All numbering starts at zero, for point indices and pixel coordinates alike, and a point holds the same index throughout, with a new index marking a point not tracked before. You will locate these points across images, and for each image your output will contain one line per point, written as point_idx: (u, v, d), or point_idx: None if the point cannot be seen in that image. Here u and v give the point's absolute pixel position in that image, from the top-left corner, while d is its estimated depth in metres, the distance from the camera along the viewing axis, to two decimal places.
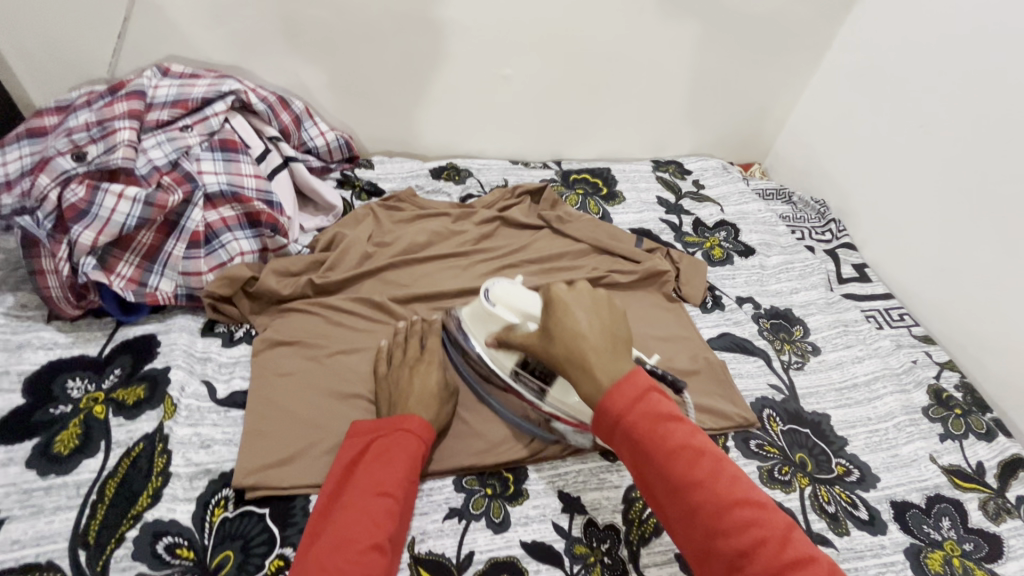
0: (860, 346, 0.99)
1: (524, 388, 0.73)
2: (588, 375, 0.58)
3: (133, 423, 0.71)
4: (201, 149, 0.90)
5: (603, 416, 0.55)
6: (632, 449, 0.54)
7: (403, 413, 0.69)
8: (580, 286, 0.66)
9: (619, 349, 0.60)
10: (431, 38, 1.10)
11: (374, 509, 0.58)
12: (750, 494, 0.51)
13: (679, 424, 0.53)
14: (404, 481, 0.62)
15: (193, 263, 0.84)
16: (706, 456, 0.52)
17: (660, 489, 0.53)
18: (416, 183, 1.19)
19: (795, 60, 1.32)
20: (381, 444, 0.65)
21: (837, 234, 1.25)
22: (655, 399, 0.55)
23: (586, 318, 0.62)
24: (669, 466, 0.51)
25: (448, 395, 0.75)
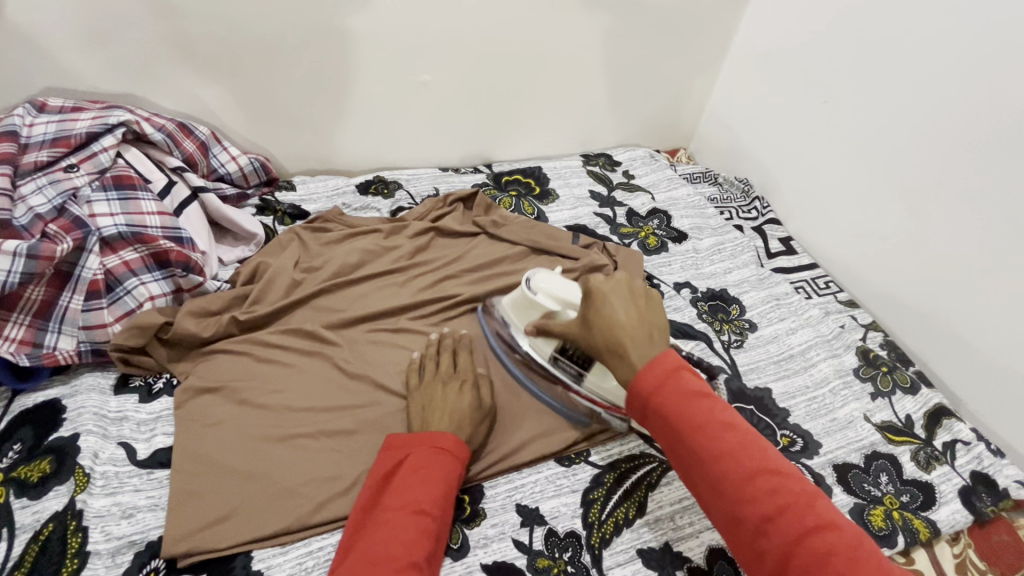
0: (793, 318, 1.03)
1: (563, 373, 0.76)
2: (626, 360, 0.59)
3: (40, 502, 0.63)
4: (92, 189, 0.82)
5: (636, 390, 0.56)
6: (663, 424, 0.54)
7: (436, 429, 0.67)
8: (619, 276, 0.67)
9: (654, 335, 0.60)
10: (341, 49, 1.05)
11: (411, 527, 0.57)
12: (780, 467, 0.51)
13: (708, 400, 0.54)
14: (440, 499, 0.60)
15: (95, 314, 0.77)
16: (734, 429, 0.53)
17: (690, 463, 0.53)
18: (343, 201, 1.14)
19: (706, 46, 1.36)
20: (416, 460, 0.63)
21: (762, 210, 1.30)
22: (685, 376, 0.56)
23: (623, 306, 0.63)
24: (693, 437, 0.52)
25: (481, 417, 0.72)
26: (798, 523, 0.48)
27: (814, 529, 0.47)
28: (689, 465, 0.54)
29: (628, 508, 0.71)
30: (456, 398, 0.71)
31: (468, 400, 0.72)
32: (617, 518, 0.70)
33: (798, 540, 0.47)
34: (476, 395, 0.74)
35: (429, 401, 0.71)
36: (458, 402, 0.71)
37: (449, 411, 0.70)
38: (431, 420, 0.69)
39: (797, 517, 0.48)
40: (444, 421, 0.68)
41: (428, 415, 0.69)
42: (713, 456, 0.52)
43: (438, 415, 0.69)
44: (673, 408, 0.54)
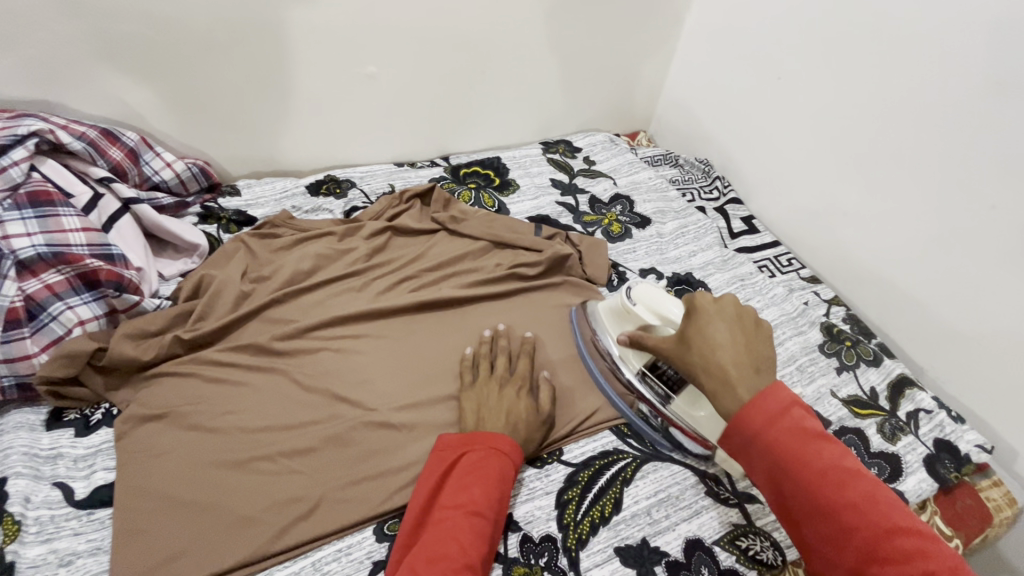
0: (758, 298, 1.03)
1: (648, 390, 0.76)
2: (728, 388, 0.57)
3: None
4: (4, 208, 0.74)
5: (738, 428, 0.54)
6: (773, 469, 0.52)
7: (492, 430, 0.66)
8: (728, 297, 0.64)
9: (762, 370, 0.58)
10: (280, 41, 0.99)
11: (464, 528, 0.56)
12: (910, 523, 0.49)
13: (823, 444, 0.52)
14: (494, 501, 0.59)
15: (16, 346, 0.70)
16: (859, 477, 0.51)
17: (807, 512, 0.51)
18: (293, 204, 1.08)
19: (660, 26, 1.34)
20: (471, 460, 0.62)
21: (723, 190, 1.30)
22: (799, 414, 0.54)
23: (728, 333, 0.61)
24: (814, 487, 0.51)
25: (538, 422, 0.72)
26: None
27: None
28: (805, 517, 0.51)
29: (604, 506, 0.70)
30: (514, 400, 0.72)
31: (524, 402, 0.72)
32: (593, 517, 0.68)
33: None
34: (533, 401, 0.74)
35: (483, 404, 0.72)
36: (514, 405, 0.71)
37: (509, 413, 0.70)
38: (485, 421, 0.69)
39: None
40: (498, 422, 0.69)
41: (482, 418, 0.69)
42: (835, 508, 0.50)
43: (493, 417, 0.69)
44: (790, 453, 0.52)
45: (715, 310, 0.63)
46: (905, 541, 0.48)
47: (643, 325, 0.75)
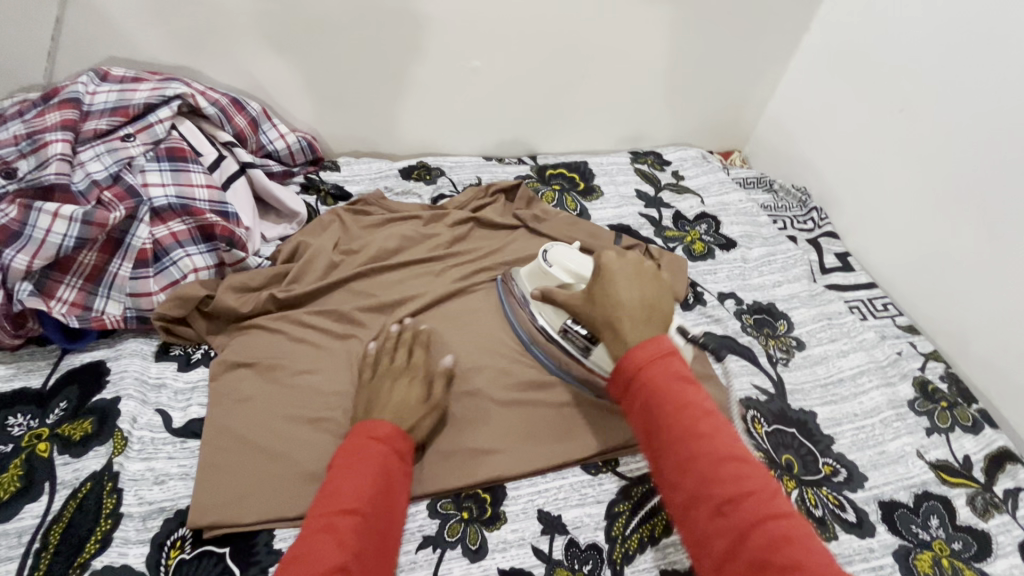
0: (845, 340, 0.96)
1: (570, 345, 0.75)
2: (620, 339, 0.61)
3: (80, 461, 0.66)
4: (146, 159, 0.84)
5: (625, 364, 0.57)
6: (644, 400, 0.54)
7: (377, 417, 0.62)
8: (631, 257, 0.69)
9: (653, 320, 0.62)
10: (396, 29, 1.04)
11: (337, 526, 0.52)
12: (744, 457, 0.50)
13: (695, 387, 0.54)
14: (369, 494, 0.55)
15: (142, 283, 0.79)
16: (709, 416, 0.52)
17: (661, 439, 0.52)
18: (385, 185, 1.14)
19: (771, 45, 1.29)
20: (348, 454, 0.58)
21: (820, 222, 1.23)
22: (676, 360, 0.56)
23: (628, 287, 0.64)
24: (675, 417, 0.52)
25: (430, 407, 0.68)
26: (756, 510, 0.47)
27: (775, 515, 0.46)
28: (662, 448, 0.52)
29: (654, 525, 0.68)
30: (404, 385, 0.68)
31: (414, 389, 0.68)
32: (642, 534, 0.67)
33: (756, 524, 0.46)
34: (426, 388, 0.70)
35: (377, 389, 0.68)
36: (406, 390, 0.68)
37: (394, 398, 0.66)
38: (375, 408, 0.65)
39: (759, 502, 0.47)
40: (386, 410, 0.64)
41: (372, 403, 0.66)
42: (691, 439, 0.51)
43: (381, 403, 0.65)
44: (662, 386, 0.54)
45: (620, 271, 0.67)
46: (747, 475, 0.49)
47: (557, 283, 0.77)
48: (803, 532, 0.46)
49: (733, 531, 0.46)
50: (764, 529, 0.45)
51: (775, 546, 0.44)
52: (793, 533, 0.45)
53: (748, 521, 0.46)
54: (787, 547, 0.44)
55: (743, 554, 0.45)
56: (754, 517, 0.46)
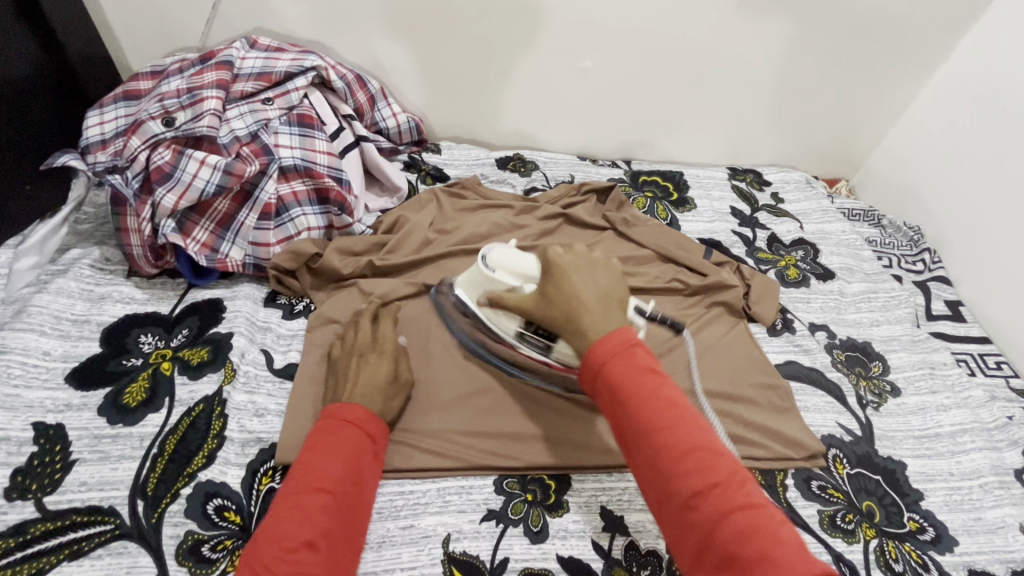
0: (947, 393, 0.90)
1: (529, 346, 0.75)
2: (580, 334, 0.59)
3: (195, 383, 0.74)
4: (280, 123, 0.91)
5: (589, 359, 0.56)
6: (609, 397, 0.54)
7: (346, 402, 0.63)
8: (578, 248, 0.67)
9: (612, 308, 0.61)
10: (515, 23, 1.07)
11: (305, 504, 0.54)
12: (710, 443, 0.51)
13: (659, 379, 0.54)
14: (341, 475, 0.57)
15: (263, 234, 0.86)
16: (677, 407, 0.53)
17: (629, 433, 0.53)
18: (481, 171, 1.18)
19: (902, 71, 1.21)
20: (318, 437, 0.59)
21: (931, 264, 1.15)
22: (639, 353, 0.56)
23: (581, 280, 0.63)
24: (641, 410, 0.52)
25: (399, 387, 0.70)
26: (724, 500, 0.48)
27: (741, 505, 0.47)
28: (631, 443, 0.53)
29: None
30: (374, 364, 0.69)
31: (383, 368, 0.69)
32: None
33: (725, 515, 0.47)
34: (394, 365, 0.71)
35: (344, 369, 0.70)
36: (373, 367, 0.69)
37: (364, 379, 0.67)
38: (344, 390, 0.66)
39: (725, 490, 0.48)
40: (356, 390, 0.66)
41: (341, 386, 0.67)
42: (657, 434, 0.51)
43: (351, 382, 0.66)
44: (626, 382, 0.53)
45: (571, 264, 0.66)
46: (714, 463, 0.50)
47: (505, 288, 0.73)
48: (772, 523, 0.47)
49: (703, 523, 0.48)
50: (732, 520, 0.46)
51: (741, 537, 0.46)
52: (760, 521, 0.46)
53: (714, 514, 0.47)
54: (756, 537, 0.45)
55: (716, 544, 0.47)
56: (722, 509, 0.47)
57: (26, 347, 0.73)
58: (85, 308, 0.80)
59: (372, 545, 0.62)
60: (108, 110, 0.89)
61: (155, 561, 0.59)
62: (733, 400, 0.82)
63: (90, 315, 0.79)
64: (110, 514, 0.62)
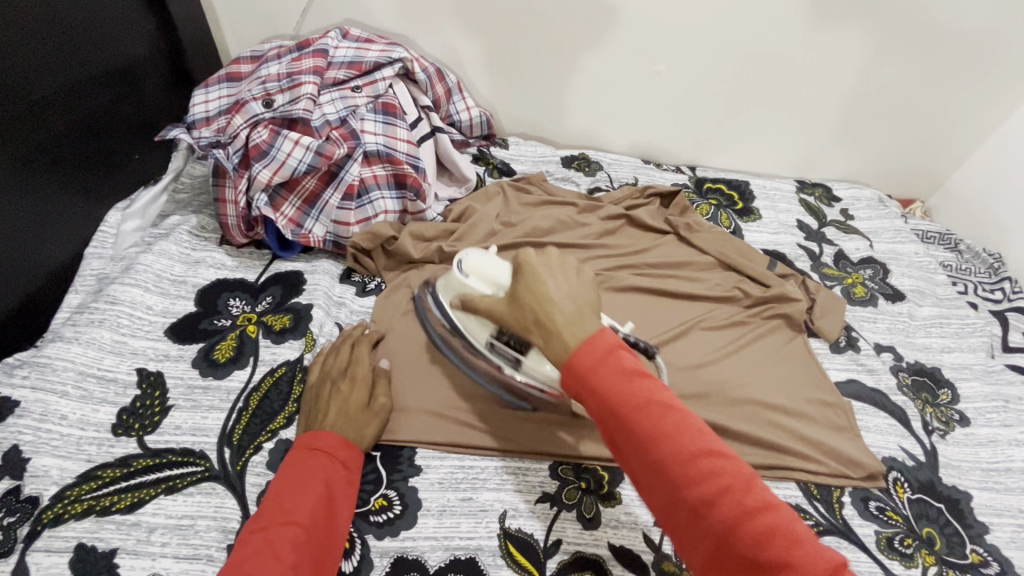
0: (1021, 428, 0.86)
1: (499, 359, 0.71)
2: (556, 337, 0.53)
3: (278, 347, 0.79)
4: (367, 110, 0.96)
5: (573, 368, 0.51)
6: (602, 405, 0.49)
7: (317, 430, 0.65)
8: (552, 250, 0.61)
9: (588, 313, 0.55)
10: (593, 25, 1.09)
11: (276, 540, 0.54)
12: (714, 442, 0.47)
13: (649, 383, 0.49)
14: (310, 507, 0.57)
15: (344, 213, 0.91)
16: (673, 410, 0.48)
17: (624, 443, 0.49)
18: (546, 168, 1.20)
19: (996, 89, 1.15)
20: (289, 470, 0.61)
21: (1011, 294, 1.09)
22: (624, 355, 0.50)
23: (557, 284, 0.57)
24: (636, 419, 0.47)
25: (378, 412, 0.70)
26: (735, 505, 0.44)
27: (753, 507, 0.44)
28: (631, 453, 0.48)
29: None
30: (346, 392, 0.69)
31: (356, 395, 0.69)
32: None
33: (736, 521, 0.43)
34: (370, 391, 0.71)
35: (319, 397, 0.70)
36: (344, 395, 0.69)
37: (335, 407, 0.67)
38: (316, 420, 0.67)
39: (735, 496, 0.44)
40: (327, 417, 0.66)
41: (315, 415, 0.67)
42: (656, 441, 0.47)
43: (323, 412, 0.67)
44: (618, 391, 0.48)
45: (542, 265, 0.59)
46: (720, 465, 0.45)
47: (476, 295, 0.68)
48: (787, 519, 0.44)
49: (716, 532, 0.44)
50: (746, 524, 0.43)
51: (756, 538, 0.43)
52: (773, 521, 0.43)
53: (726, 521, 0.44)
54: (772, 539, 0.42)
55: (730, 551, 0.43)
56: (735, 515, 0.44)
57: (132, 301, 0.80)
58: (182, 270, 0.87)
59: (434, 513, 0.66)
60: (213, 90, 0.96)
61: (239, 504, 0.64)
62: (787, 412, 0.81)
63: (186, 277, 0.87)
64: (201, 458, 0.67)
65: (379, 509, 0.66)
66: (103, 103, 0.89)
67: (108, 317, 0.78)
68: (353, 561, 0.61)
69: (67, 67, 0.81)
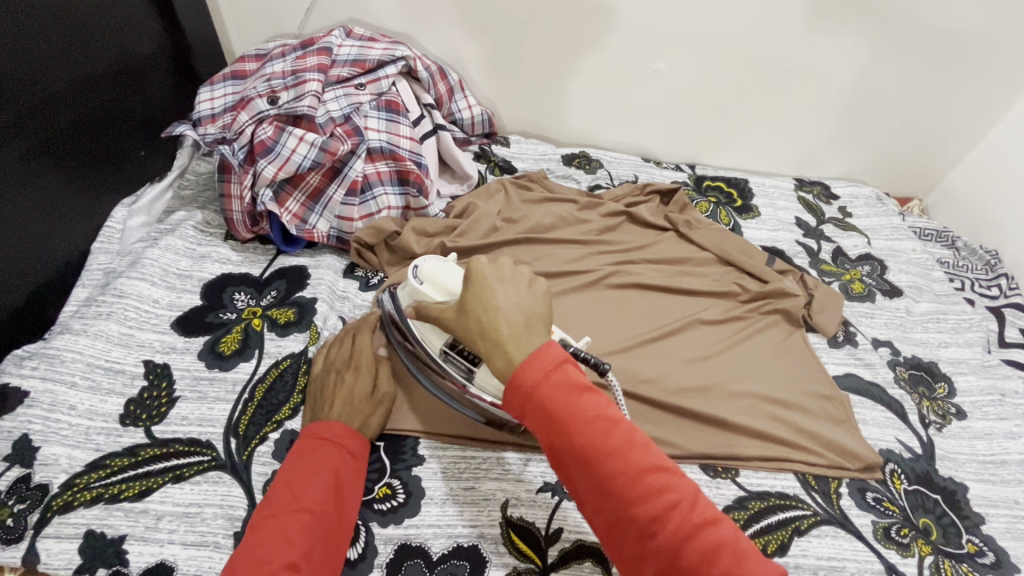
0: (1017, 422, 0.87)
1: (453, 370, 0.69)
2: (501, 350, 0.53)
3: (282, 339, 0.80)
4: (371, 107, 0.97)
5: (520, 385, 0.50)
6: (545, 421, 0.49)
7: (324, 420, 0.66)
8: (503, 260, 0.62)
9: (536, 328, 0.55)
10: (593, 24, 1.10)
11: (288, 526, 0.55)
12: (659, 458, 0.47)
13: (593, 397, 0.49)
14: (321, 494, 0.58)
15: (348, 209, 0.92)
16: (619, 426, 0.48)
17: (571, 461, 0.48)
18: (547, 166, 1.21)
19: (993, 88, 1.16)
20: (298, 459, 0.62)
21: (1008, 290, 1.10)
22: (570, 369, 0.50)
23: (506, 297, 0.57)
24: (580, 434, 0.47)
25: (382, 401, 0.71)
26: (682, 521, 0.44)
27: (697, 524, 0.44)
28: (577, 471, 0.48)
29: (768, 541, 0.68)
30: (350, 382, 0.70)
31: (360, 385, 0.70)
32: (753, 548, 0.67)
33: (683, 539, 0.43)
34: (374, 380, 0.72)
35: (324, 388, 0.71)
36: (349, 386, 0.70)
37: (341, 399, 0.68)
38: (322, 410, 0.68)
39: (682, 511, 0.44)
40: (332, 408, 0.67)
41: (320, 406, 0.69)
42: (601, 458, 0.46)
43: (329, 403, 0.68)
44: (563, 406, 0.48)
45: (489, 275, 0.60)
46: (666, 481, 0.46)
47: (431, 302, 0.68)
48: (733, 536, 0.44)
49: (663, 549, 0.44)
50: (692, 541, 0.43)
51: (699, 553, 0.43)
52: (717, 535, 0.44)
53: (671, 540, 0.44)
54: (717, 555, 0.43)
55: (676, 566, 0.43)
56: (680, 530, 0.44)
57: (139, 294, 0.81)
58: (188, 265, 0.88)
59: (437, 501, 0.67)
60: (218, 88, 0.98)
61: (245, 492, 0.65)
62: (785, 405, 0.82)
63: (192, 271, 0.88)
64: (208, 447, 0.68)
65: (383, 497, 0.67)
66: (109, 99, 0.90)
67: (115, 310, 0.79)
68: (359, 548, 0.62)
69: (75, 64, 0.83)
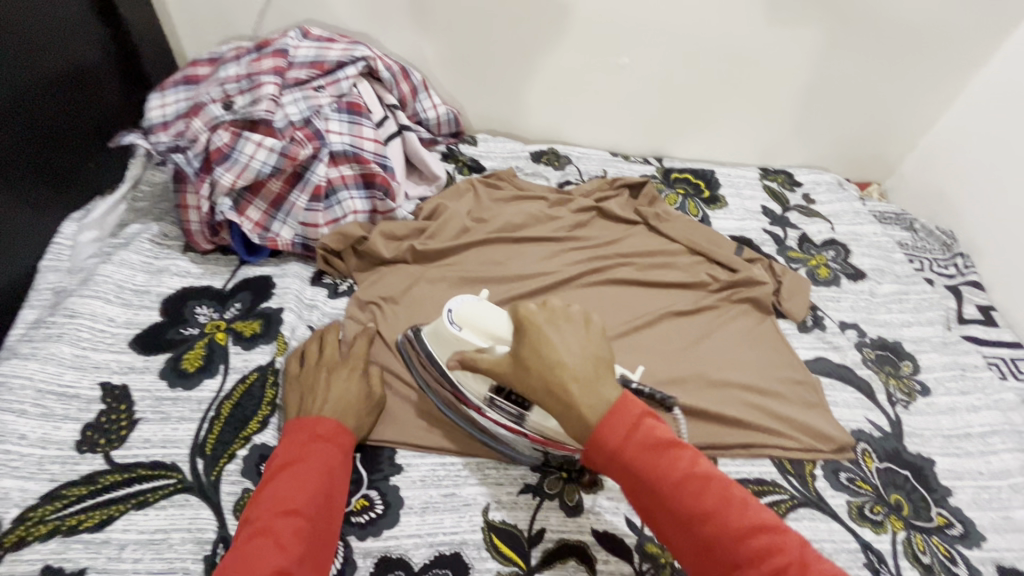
0: (977, 395, 0.90)
1: (500, 415, 0.68)
2: (573, 411, 0.52)
3: (249, 353, 0.78)
4: (331, 109, 0.95)
5: (597, 450, 0.51)
6: (632, 484, 0.50)
7: (318, 414, 0.64)
8: (553, 301, 0.59)
9: (603, 372, 0.54)
10: (554, 21, 1.09)
11: (279, 531, 0.53)
12: (760, 516, 0.47)
13: (679, 454, 0.49)
14: (312, 495, 0.56)
15: (312, 215, 0.90)
16: (712, 481, 0.49)
17: (665, 521, 0.49)
18: (516, 164, 1.20)
19: (942, 74, 1.20)
20: (289, 460, 0.59)
21: (963, 269, 1.15)
22: (651, 424, 0.51)
23: (571, 347, 0.55)
24: (676, 496, 0.48)
25: (372, 404, 0.70)
26: None
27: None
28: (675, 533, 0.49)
29: None
30: (344, 380, 0.69)
31: (354, 386, 0.69)
32: None
33: None
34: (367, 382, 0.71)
35: (313, 385, 0.69)
36: (343, 384, 0.69)
37: (336, 397, 0.67)
38: (315, 405, 0.66)
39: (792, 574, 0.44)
40: (326, 404, 0.66)
41: (311, 401, 0.67)
42: (694, 519, 0.47)
43: (320, 401, 0.66)
44: (649, 468, 0.49)
45: (544, 320, 0.58)
46: (768, 539, 0.46)
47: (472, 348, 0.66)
48: None
49: None
50: None
51: None
52: None
53: None
54: None
55: None
56: None
57: (92, 313, 0.77)
58: (144, 280, 0.84)
59: (416, 511, 0.66)
60: (169, 94, 0.94)
61: (215, 514, 0.63)
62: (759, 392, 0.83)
63: (150, 287, 0.84)
64: (173, 470, 0.66)
65: (360, 509, 0.65)
66: (50, 110, 0.85)
67: (67, 331, 0.75)
68: (337, 563, 0.60)
69: (11, 73, 0.78)
